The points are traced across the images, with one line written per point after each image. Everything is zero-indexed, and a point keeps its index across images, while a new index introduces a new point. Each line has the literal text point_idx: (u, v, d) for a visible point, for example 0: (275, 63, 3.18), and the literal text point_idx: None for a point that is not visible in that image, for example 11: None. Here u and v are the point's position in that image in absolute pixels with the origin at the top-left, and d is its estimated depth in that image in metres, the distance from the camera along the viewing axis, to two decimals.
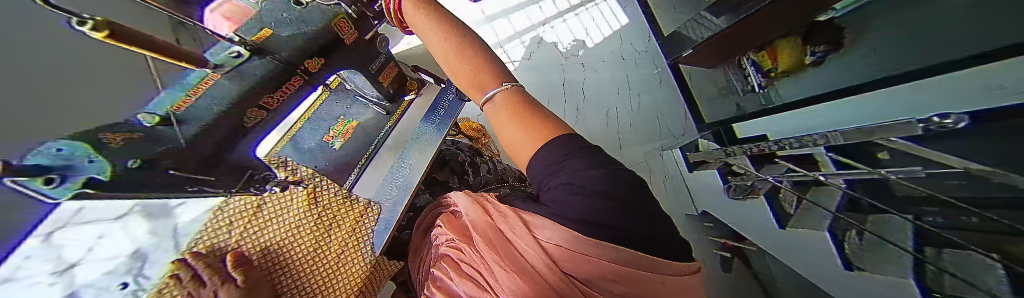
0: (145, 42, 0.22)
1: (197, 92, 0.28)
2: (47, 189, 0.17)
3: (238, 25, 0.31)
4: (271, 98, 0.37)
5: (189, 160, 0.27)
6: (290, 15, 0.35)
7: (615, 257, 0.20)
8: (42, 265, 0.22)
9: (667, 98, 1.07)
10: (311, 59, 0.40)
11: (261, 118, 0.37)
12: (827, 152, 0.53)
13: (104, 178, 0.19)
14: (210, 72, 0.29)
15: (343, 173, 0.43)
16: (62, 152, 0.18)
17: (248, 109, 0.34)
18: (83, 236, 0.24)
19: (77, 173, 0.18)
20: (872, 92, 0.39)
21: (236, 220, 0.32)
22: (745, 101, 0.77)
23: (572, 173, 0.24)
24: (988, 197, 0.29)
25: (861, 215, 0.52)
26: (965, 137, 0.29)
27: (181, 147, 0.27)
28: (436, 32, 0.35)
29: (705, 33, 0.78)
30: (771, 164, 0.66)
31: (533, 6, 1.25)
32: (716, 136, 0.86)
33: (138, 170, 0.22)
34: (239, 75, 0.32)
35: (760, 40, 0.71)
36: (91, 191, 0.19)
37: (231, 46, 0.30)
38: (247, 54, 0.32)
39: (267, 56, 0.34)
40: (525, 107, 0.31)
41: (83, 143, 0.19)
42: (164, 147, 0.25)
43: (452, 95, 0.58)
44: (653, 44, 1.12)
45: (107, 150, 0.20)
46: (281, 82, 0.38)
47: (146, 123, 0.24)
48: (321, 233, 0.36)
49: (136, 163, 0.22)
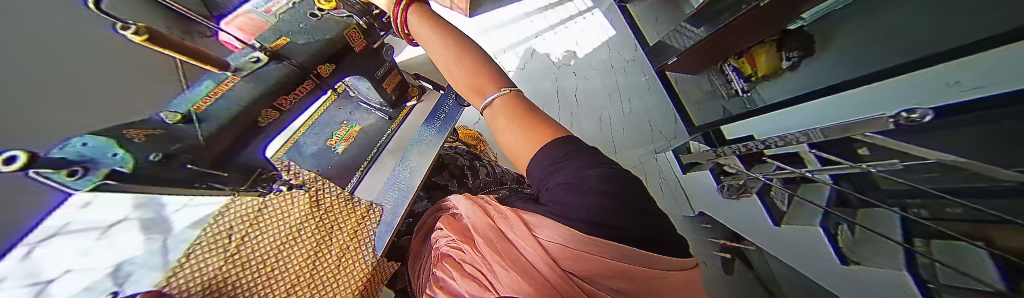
0: (178, 47, 0.25)
1: (217, 92, 0.30)
2: (71, 181, 0.18)
3: (254, 34, 0.33)
4: (285, 100, 0.39)
5: (204, 158, 0.28)
6: (306, 26, 0.38)
7: (614, 254, 0.22)
8: (21, 276, 0.14)
9: (660, 104, 1.12)
10: (323, 65, 0.43)
11: (273, 118, 0.38)
12: (811, 149, 0.61)
13: (125, 170, 0.20)
14: (230, 76, 0.31)
15: (345, 178, 0.43)
16: (88, 147, 0.19)
17: (262, 109, 0.36)
18: (77, 244, 0.18)
19: (98, 166, 0.19)
20: (879, 86, 0.49)
21: (236, 225, 0.27)
22: (729, 104, 0.90)
23: (571, 173, 0.25)
24: (984, 185, 0.37)
25: (848, 209, 0.60)
26: (959, 127, 0.39)
27: (197, 144, 0.28)
28: (437, 41, 0.36)
29: (688, 42, 0.91)
30: (761, 163, 0.74)
31: (524, 21, 1.30)
32: (705, 138, 0.94)
33: (160, 163, 0.24)
34: (256, 78, 0.34)
35: (738, 48, 0.84)
36: (113, 183, 0.20)
37: (252, 52, 0.33)
38: (265, 59, 0.34)
39: (284, 62, 0.37)
40: (525, 110, 0.32)
41: (108, 139, 0.20)
42: (179, 144, 0.26)
43: (451, 101, 0.60)
44: (641, 53, 1.19)
45: (130, 145, 0.21)
46: (295, 85, 0.40)
47: (169, 121, 0.25)
48: (322, 236, 0.32)
49: (156, 156, 0.23)
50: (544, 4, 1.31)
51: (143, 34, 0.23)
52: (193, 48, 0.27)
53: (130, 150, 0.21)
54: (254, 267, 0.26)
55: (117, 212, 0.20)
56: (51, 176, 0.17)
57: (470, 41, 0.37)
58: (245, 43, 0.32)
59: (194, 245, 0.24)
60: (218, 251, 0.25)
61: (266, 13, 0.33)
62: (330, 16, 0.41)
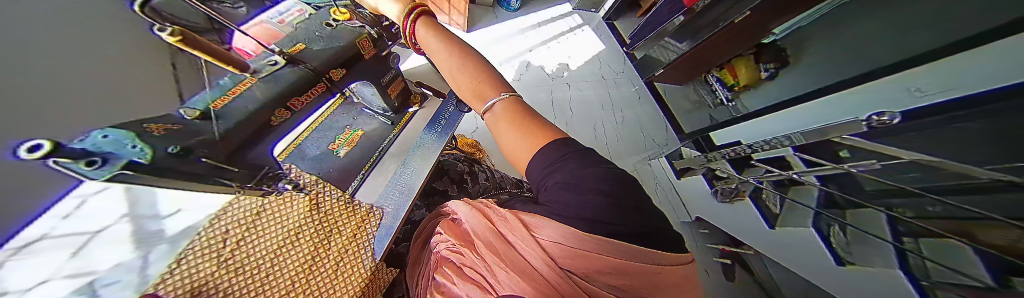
0: (208, 49, 0.26)
1: (235, 92, 0.30)
2: (89, 170, 0.17)
3: (277, 39, 0.36)
4: (298, 100, 0.38)
5: (221, 150, 0.28)
6: (323, 34, 0.42)
7: (613, 251, 0.22)
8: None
9: (650, 115, 1.18)
10: (335, 69, 0.43)
11: (285, 117, 0.37)
12: (796, 153, 0.63)
13: (143, 161, 0.20)
14: (248, 76, 0.32)
15: (346, 180, 0.43)
16: (109, 138, 0.18)
17: (276, 109, 0.35)
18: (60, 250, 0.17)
19: (117, 157, 0.18)
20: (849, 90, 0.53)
21: (233, 229, 0.27)
22: (716, 113, 0.96)
23: (569, 172, 0.26)
24: (954, 183, 0.40)
25: (838, 210, 0.63)
26: (914, 131, 0.42)
27: (214, 139, 0.28)
28: (443, 50, 0.38)
29: (671, 56, 1.00)
30: (750, 167, 0.76)
31: (519, 36, 1.37)
32: (696, 144, 0.97)
33: (178, 156, 0.23)
34: (275, 80, 0.34)
35: (716, 62, 0.90)
36: (129, 174, 0.19)
37: (270, 55, 0.34)
38: (282, 62, 0.35)
39: (300, 64, 0.37)
40: (524, 115, 0.33)
41: (127, 131, 0.20)
42: (200, 137, 0.26)
43: (451, 107, 0.61)
44: (629, 65, 1.29)
45: (151, 139, 0.21)
46: (309, 86, 0.39)
47: (188, 117, 0.25)
48: (321, 240, 0.32)
49: (176, 149, 0.23)
50: (537, 21, 1.40)
51: (179, 35, 0.23)
52: (221, 50, 0.28)
53: (149, 142, 0.21)
54: (250, 272, 0.26)
55: (106, 217, 0.20)
56: (70, 166, 0.16)
57: (473, 48, 0.39)
58: (265, 48, 0.33)
59: (187, 249, 0.23)
60: (214, 256, 0.24)
61: (281, 24, 0.38)
62: (344, 26, 0.44)
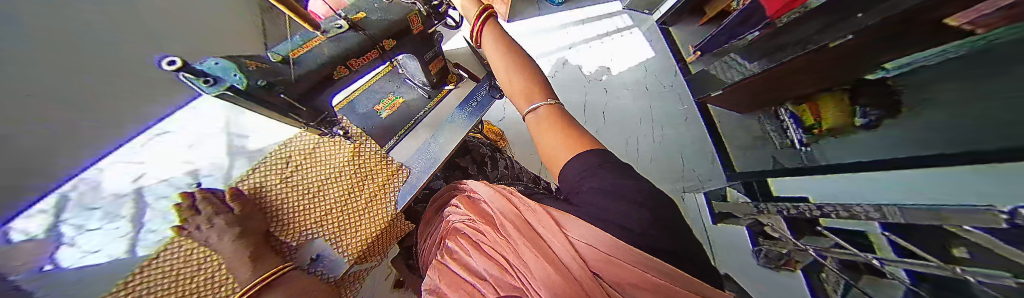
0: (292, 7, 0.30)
1: (308, 45, 0.36)
2: (204, 87, 0.23)
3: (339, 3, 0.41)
4: (356, 61, 0.42)
5: (291, 91, 0.34)
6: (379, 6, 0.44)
7: (658, 269, 0.18)
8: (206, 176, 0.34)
9: (696, 137, 1.08)
10: (388, 40, 0.45)
11: (344, 74, 0.42)
12: (881, 231, 0.49)
13: (240, 88, 0.27)
14: (319, 35, 0.36)
15: (385, 137, 0.49)
16: (218, 66, 0.24)
17: (336, 66, 0.40)
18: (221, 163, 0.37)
19: (224, 81, 0.25)
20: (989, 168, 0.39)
21: (296, 158, 0.36)
22: (781, 155, 0.76)
23: (606, 180, 0.24)
24: None
25: None
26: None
27: (289, 79, 0.34)
28: (496, 45, 0.40)
29: (737, 76, 0.79)
30: (816, 235, 0.62)
31: (560, 31, 1.32)
32: (746, 187, 0.83)
33: (262, 87, 0.29)
34: (340, 41, 0.39)
35: (795, 93, 0.67)
36: (227, 93, 0.26)
37: (338, 19, 0.38)
38: (347, 27, 0.39)
39: (360, 32, 0.40)
40: (567, 123, 0.33)
41: (230, 64, 0.26)
42: (278, 77, 0.32)
43: (484, 91, 0.64)
44: (680, 79, 1.15)
45: (247, 73, 0.27)
46: (366, 51, 0.43)
47: (272, 60, 0.32)
48: (356, 183, 0.39)
49: (262, 83, 0.29)
50: (581, 18, 1.33)
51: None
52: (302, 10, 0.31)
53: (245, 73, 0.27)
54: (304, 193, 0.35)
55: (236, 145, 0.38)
56: (193, 81, 0.23)
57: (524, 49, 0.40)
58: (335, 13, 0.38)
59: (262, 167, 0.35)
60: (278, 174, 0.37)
61: None
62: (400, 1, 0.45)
